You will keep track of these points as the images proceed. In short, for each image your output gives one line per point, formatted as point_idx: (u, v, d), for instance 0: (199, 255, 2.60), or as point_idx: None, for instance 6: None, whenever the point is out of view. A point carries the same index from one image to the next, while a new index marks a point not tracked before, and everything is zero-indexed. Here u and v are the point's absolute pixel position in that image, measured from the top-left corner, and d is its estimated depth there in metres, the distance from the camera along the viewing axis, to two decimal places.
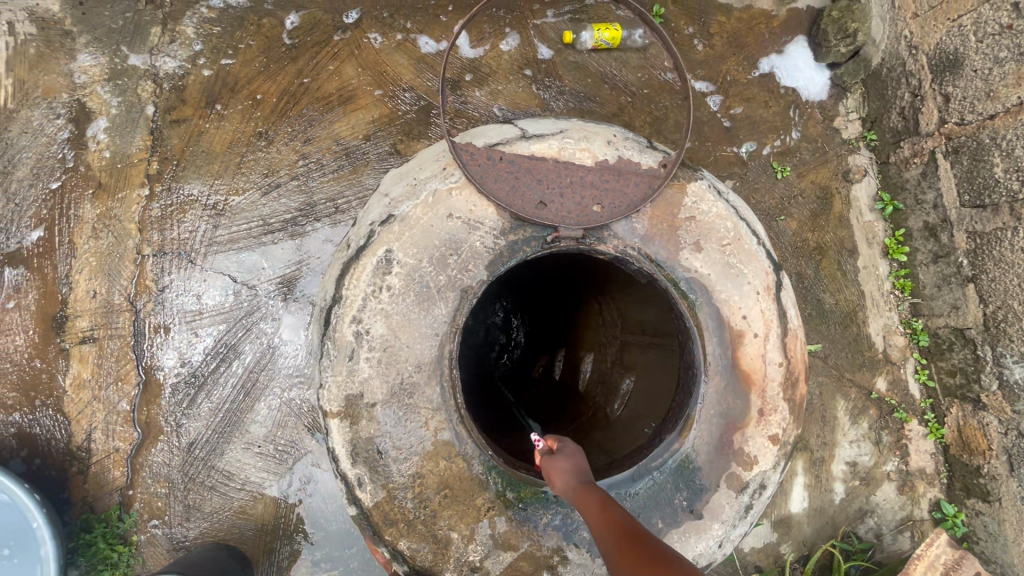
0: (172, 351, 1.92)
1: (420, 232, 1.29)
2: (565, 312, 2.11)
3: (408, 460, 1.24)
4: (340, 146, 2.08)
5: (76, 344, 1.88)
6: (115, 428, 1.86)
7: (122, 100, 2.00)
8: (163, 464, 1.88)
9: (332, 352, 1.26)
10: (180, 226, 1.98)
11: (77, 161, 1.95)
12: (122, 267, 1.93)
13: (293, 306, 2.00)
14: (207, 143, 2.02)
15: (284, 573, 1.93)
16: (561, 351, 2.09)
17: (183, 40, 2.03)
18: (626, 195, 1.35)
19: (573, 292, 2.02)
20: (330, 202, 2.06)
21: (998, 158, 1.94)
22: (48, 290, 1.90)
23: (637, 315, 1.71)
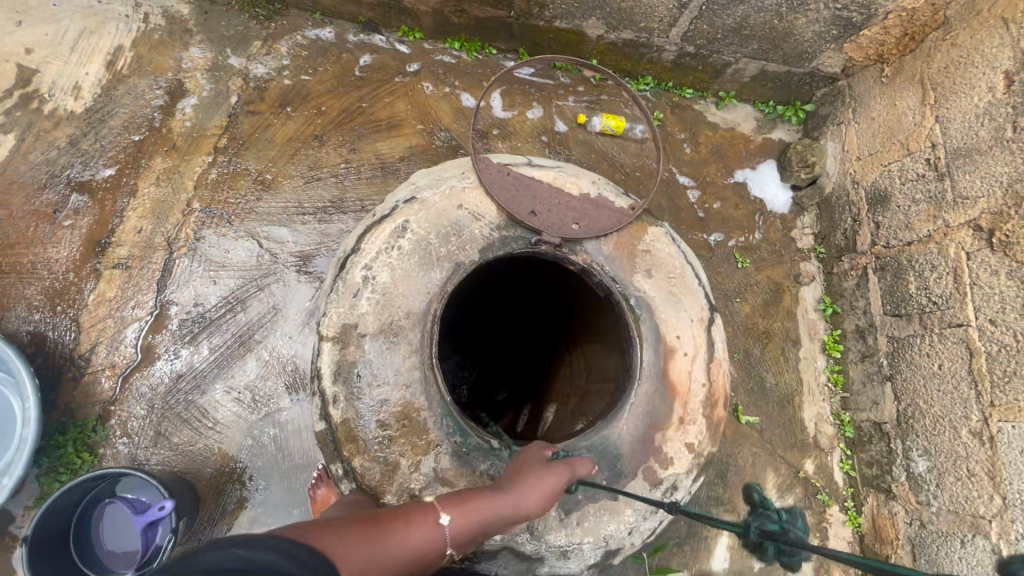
0: (189, 293, 2.18)
1: (434, 213, 1.63)
2: (529, 374, 2.23)
3: (378, 387, 1.47)
4: (379, 160, 2.49)
5: (109, 267, 2.15)
6: (119, 347, 2.08)
7: (213, 87, 2.42)
8: (150, 387, 2.06)
9: (341, 289, 1.54)
10: (229, 192, 2.32)
11: (161, 124, 2.34)
12: (171, 214, 2.25)
13: (305, 278, 2.28)
14: (271, 134, 2.42)
15: (228, 518, 2.02)
16: (527, 405, 2.12)
17: (275, 55, 2.51)
18: (599, 222, 1.70)
19: (549, 349, 2.18)
20: (359, 201, 2.42)
21: (912, 277, 2.32)
22: (102, 218, 2.20)
23: (591, 355, 1.89)
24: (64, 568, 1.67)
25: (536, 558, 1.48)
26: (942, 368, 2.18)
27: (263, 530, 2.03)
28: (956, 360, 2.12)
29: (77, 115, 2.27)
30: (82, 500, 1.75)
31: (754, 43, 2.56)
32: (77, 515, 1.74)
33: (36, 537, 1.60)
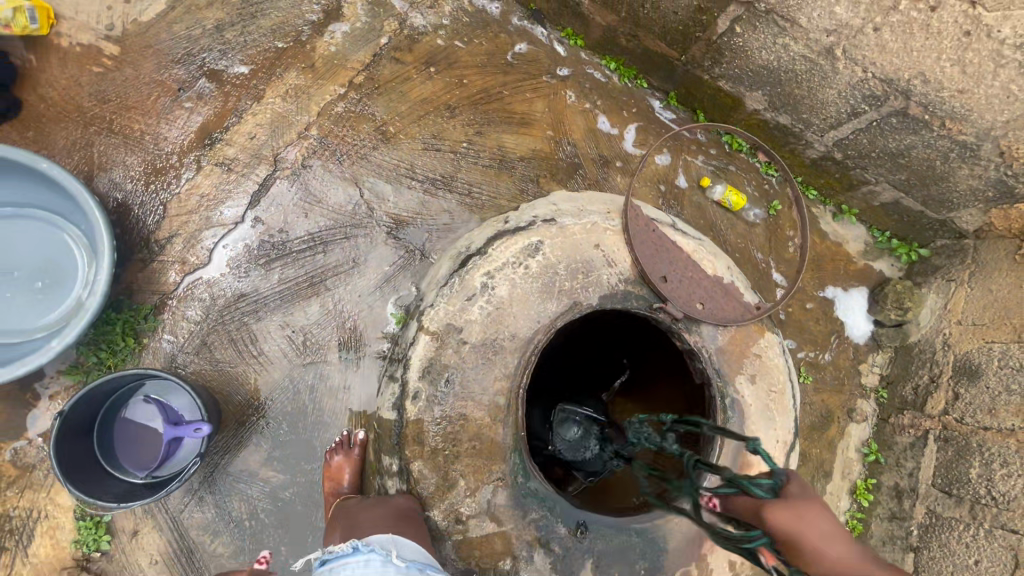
0: (277, 216, 2.11)
1: (570, 243, 1.55)
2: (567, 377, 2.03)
3: (463, 401, 1.41)
4: (500, 153, 2.42)
5: (212, 163, 2.08)
6: (196, 246, 2.01)
7: (369, 21, 2.34)
8: (211, 297, 2.00)
9: (456, 286, 1.48)
10: (349, 131, 2.24)
11: (308, 40, 2.27)
12: (287, 131, 2.17)
13: (392, 241, 2.22)
14: (407, 88, 2.35)
15: (238, 451, 1.95)
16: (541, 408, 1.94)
17: (437, 12, 2.43)
18: (722, 310, 1.63)
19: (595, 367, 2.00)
20: (468, 185, 2.35)
21: (976, 462, 2.25)
22: (221, 111, 2.12)
23: None
24: (83, 465, 1.58)
25: None
26: (977, 563, 2.14)
27: (268, 474, 1.96)
28: (997, 565, 2.07)
29: (231, 2, 2.20)
30: (110, 397, 1.67)
31: (905, 173, 2.45)
32: (105, 409, 1.66)
33: (67, 417, 1.52)
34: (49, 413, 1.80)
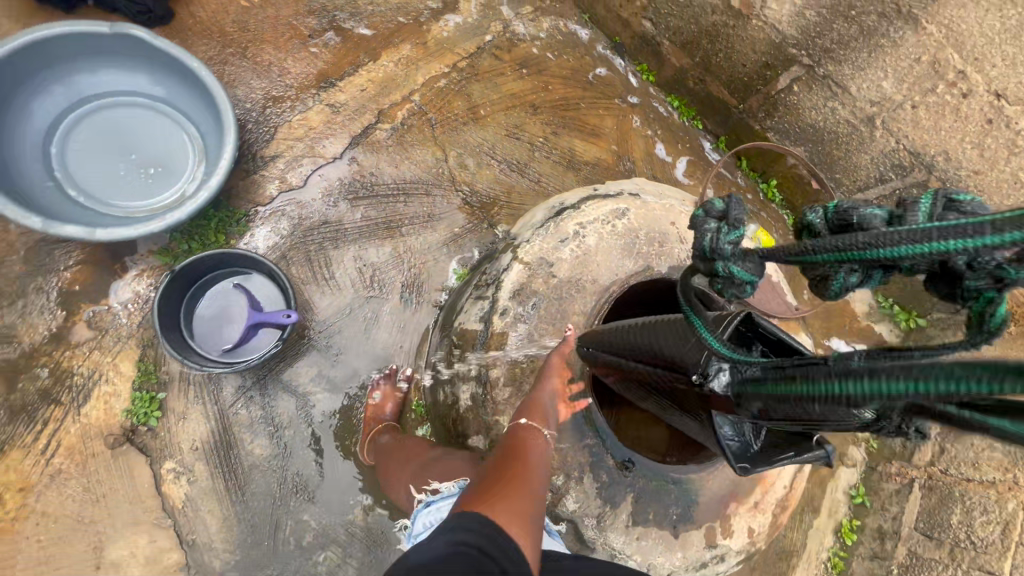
0: (370, 162, 2.30)
1: (651, 215, 1.76)
2: None
3: (544, 324, 1.59)
4: (569, 154, 2.67)
5: (324, 104, 2.29)
6: (295, 171, 2.19)
7: (480, 18, 2.63)
8: (299, 217, 2.16)
9: (551, 229, 1.69)
10: (446, 104, 2.48)
11: (426, 22, 2.52)
12: (393, 92, 2.40)
13: (465, 207, 2.41)
14: (501, 81, 2.62)
15: (291, 362, 2.03)
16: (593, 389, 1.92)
17: (538, 25, 2.75)
18: (767, 303, 1.84)
19: None
20: (538, 174, 2.58)
21: (959, 510, 2.41)
22: (340, 62, 2.35)
23: None
24: (175, 338, 1.72)
25: (591, 546, 1.55)
26: None
27: (314, 390, 2.04)
28: None
29: None
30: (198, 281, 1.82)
31: None
32: (191, 291, 1.81)
33: (179, 270, 1.68)
34: (133, 288, 1.89)
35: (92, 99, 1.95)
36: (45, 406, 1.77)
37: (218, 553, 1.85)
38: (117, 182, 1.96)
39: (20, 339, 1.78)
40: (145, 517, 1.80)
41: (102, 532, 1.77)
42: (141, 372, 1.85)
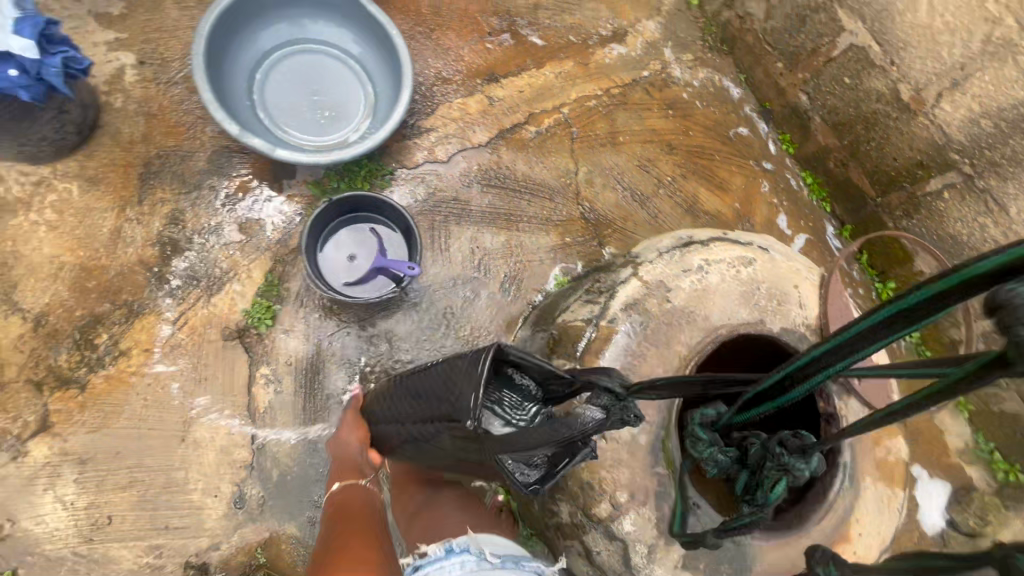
0: (508, 156, 2.43)
1: (776, 273, 1.76)
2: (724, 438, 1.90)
3: (646, 344, 1.61)
4: (689, 199, 2.69)
5: (484, 93, 2.44)
6: (442, 146, 2.34)
7: (642, 55, 2.75)
8: (433, 188, 2.32)
9: (675, 258, 1.72)
10: (590, 124, 2.59)
11: (592, 46, 2.67)
12: (546, 99, 2.53)
13: (582, 222, 2.49)
14: (646, 116, 2.71)
15: (390, 314, 2.15)
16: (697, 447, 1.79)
17: (694, 74, 2.83)
18: (874, 395, 1.75)
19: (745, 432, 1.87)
20: (658, 210, 2.62)
21: None
22: (508, 61, 2.51)
23: None
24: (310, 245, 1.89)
25: (636, 575, 1.50)
26: None
27: (403, 346, 2.14)
28: None
29: None
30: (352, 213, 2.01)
31: None
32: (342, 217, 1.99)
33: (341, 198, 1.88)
34: (282, 207, 2.09)
35: (306, 44, 2.21)
36: (183, 285, 1.95)
37: (281, 462, 1.95)
38: (296, 115, 2.18)
39: (183, 221, 1.99)
40: (232, 409, 1.94)
41: (193, 409, 1.90)
42: (267, 282, 2.03)
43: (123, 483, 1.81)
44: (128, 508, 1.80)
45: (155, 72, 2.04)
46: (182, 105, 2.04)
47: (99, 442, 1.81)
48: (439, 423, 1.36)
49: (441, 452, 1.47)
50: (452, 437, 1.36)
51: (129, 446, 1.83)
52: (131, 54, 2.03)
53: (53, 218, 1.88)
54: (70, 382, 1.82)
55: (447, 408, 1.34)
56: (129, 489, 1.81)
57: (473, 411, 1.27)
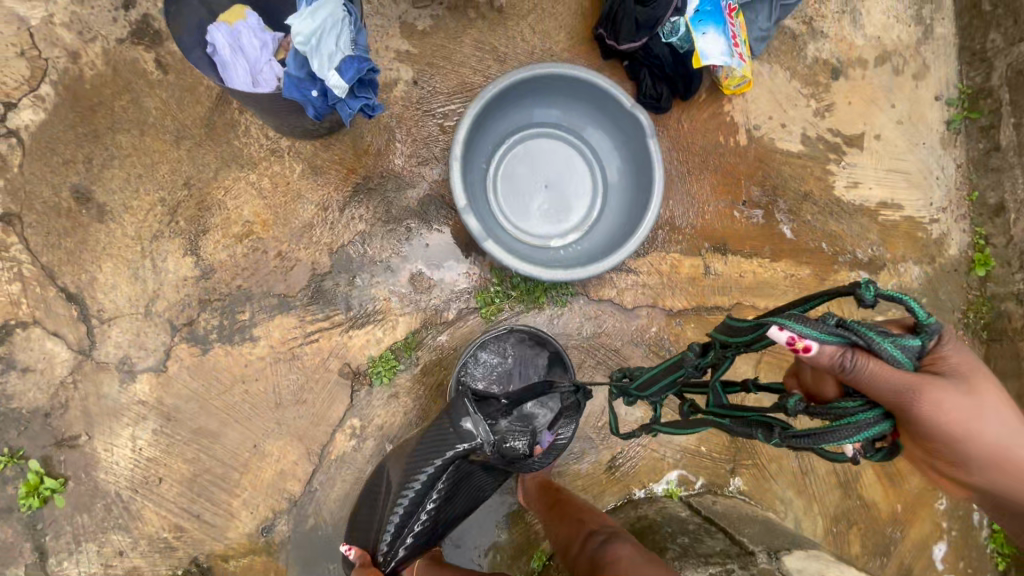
0: (691, 335, 2.16)
1: None
2: None
3: None
4: (851, 474, 2.28)
5: (703, 260, 2.19)
6: (633, 293, 2.13)
7: None
8: (600, 329, 2.10)
9: None
10: None
11: (842, 263, 2.31)
12: (762, 296, 2.23)
13: (725, 438, 2.19)
14: None
15: None
16: None
17: None
18: None
19: None
20: (811, 469, 2.25)
21: None
22: (746, 239, 2.23)
23: None
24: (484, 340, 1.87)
25: None
26: None
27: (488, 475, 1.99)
28: None
29: (832, 190, 2.32)
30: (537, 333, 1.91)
31: None
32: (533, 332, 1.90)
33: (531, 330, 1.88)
34: (457, 277, 1.99)
35: (580, 138, 2.04)
36: (334, 306, 1.90)
37: (321, 515, 1.86)
38: (516, 185, 2.04)
39: (368, 246, 1.94)
40: (310, 442, 1.87)
41: (279, 422, 1.86)
42: (405, 341, 1.93)
43: (188, 456, 1.81)
44: (178, 480, 1.80)
45: (422, 98, 2.00)
46: (427, 140, 2.00)
47: (190, 408, 1.82)
48: (448, 467, 1.52)
49: (459, 491, 1.67)
50: (467, 463, 1.59)
51: (210, 426, 1.82)
52: (411, 71, 2.00)
53: (267, 187, 1.89)
54: (198, 341, 1.83)
55: (450, 439, 1.53)
56: (190, 463, 1.81)
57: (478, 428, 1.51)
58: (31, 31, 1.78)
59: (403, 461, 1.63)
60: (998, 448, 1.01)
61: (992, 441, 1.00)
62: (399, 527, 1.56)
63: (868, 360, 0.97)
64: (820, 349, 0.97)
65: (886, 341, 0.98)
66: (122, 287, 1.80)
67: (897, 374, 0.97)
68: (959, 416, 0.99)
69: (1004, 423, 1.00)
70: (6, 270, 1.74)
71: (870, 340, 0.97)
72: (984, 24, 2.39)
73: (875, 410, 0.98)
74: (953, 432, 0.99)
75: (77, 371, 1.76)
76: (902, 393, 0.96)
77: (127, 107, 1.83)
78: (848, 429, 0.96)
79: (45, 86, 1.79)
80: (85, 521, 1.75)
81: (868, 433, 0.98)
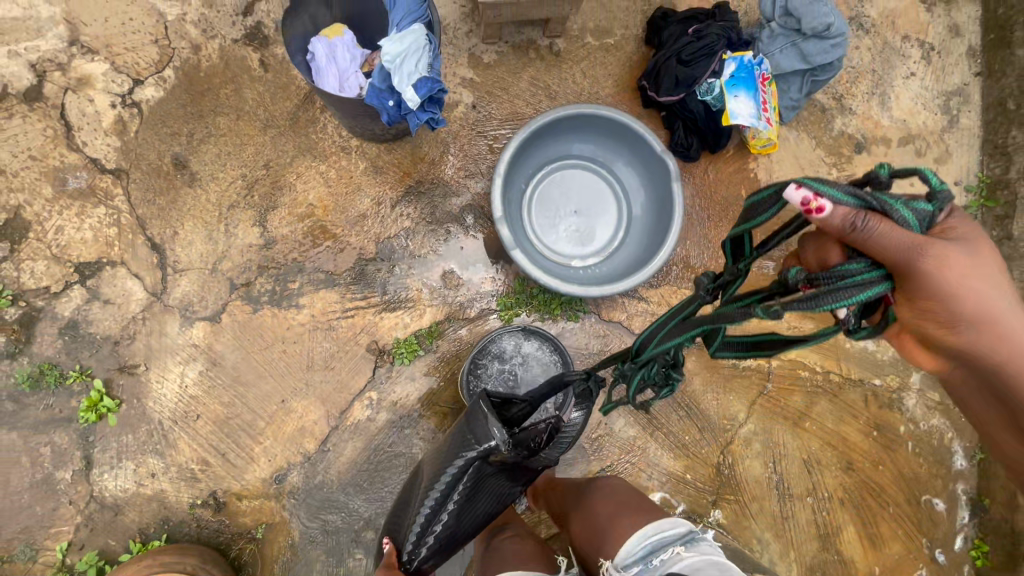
0: (691, 368, 2.31)
1: None
2: None
3: None
4: (831, 528, 2.35)
5: None
6: (642, 320, 2.30)
7: (888, 363, 2.45)
8: (606, 348, 2.27)
9: None
10: (788, 391, 2.37)
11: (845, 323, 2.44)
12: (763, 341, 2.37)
13: (710, 471, 2.29)
14: (848, 421, 2.41)
15: None
16: None
17: (929, 416, 2.45)
18: None
19: None
20: (792, 515, 2.32)
21: None
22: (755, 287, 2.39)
23: None
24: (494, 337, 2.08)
25: None
26: None
27: None
28: None
29: None
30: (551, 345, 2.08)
31: None
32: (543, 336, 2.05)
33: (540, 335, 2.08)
34: (483, 280, 2.21)
35: (612, 172, 2.26)
36: (373, 288, 2.14)
37: (329, 473, 2.06)
38: (547, 207, 2.27)
39: (410, 240, 2.18)
40: (330, 406, 2.09)
41: (307, 382, 2.09)
42: (428, 329, 2.14)
43: (225, 399, 2.04)
44: (212, 420, 2.03)
45: (478, 120, 2.28)
46: (476, 157, 2.26)
47: (234, 357, 2.06)
48: (469, 466, 1.58)
49: (484, 488, 1.68)
50: (489, 466, 1.62)
51: (248, 376, 2.06)
52: (471, 96, 2.28)
53: (333, 178, 2.18)
54: (252, 300, 2.10)
55: (470, 443, 1.59)
56: (224, 406, 2.04)
57: (494, 429, 1.53)
58: (166, 24, 2.14)
59: (438, 459, 1.72)
60: (988, 307, 1.02)
61: (981, 301, 1.02)
62: (425, 523, 1.63)
63: (880, 222, 1.00)
64: (835, 211, 1.01)
65: (898, 204, 1.03)
66: (198, 244, 2.09)
67: (907, 232, 1.00)
68: (960, 272, 1.01)
69: (994, 286, 1.03)
70: (107, 216, 2.05)
71: (883, 205, 1.02)
72: (1008, 120, 2.54)
73: (877, 271, 1.03)
74: (942, 284, 1.00)
75: (148, 309, 2.04)
76: (908, 247, 0.99)
77: (230, 95, 2.16)
78: (852, 290, 1.00)
79: (168, 70, 2.14)
80: (128, 441, 1.98)
81: (869, 295, 1.03)
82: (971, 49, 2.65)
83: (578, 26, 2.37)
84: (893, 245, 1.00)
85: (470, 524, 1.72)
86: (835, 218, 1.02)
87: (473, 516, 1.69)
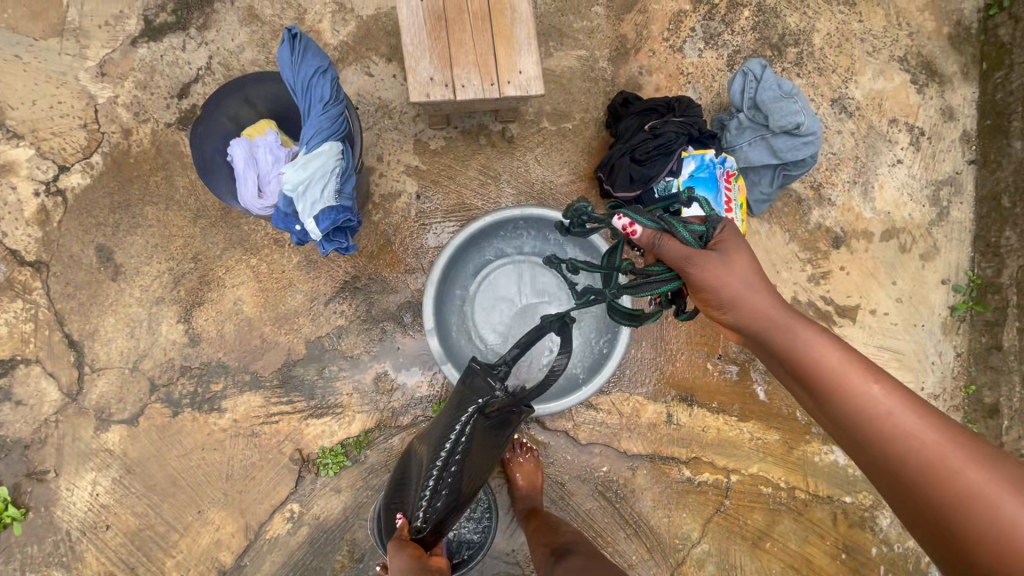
0: (641, 481, 2.17)
1: None
2: None
3: None
4: None
5: (666, 406, 2.20)
6: (589, 429, 2.16)
7: (860, 478, 2.27)
8: (549, 460, 2.15)
9: None
10: (746, 507, 2.21)
11: (813, 435, 2.26)
12: (721, 452, 2.21)
13: None
14: (813, 542, 2.23)
15: None
16: None
17: (902, 538, 2.27)
18: None
19: None
20: None
21: None
22: (716, 394, 2.23)
23: None
24: None
25: None
26: None
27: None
28: None
29: None
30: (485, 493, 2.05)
31: None
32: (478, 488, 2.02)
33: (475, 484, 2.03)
34: (419, 384, 2.07)
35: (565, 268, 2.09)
36: (300, 393, 2.03)
37: None
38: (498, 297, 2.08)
39: (342, 341, 2.06)
40: (249, 517, 1.97)
41: (226, 492, 1.97)
42: (357, 438, 2.03)
43: (138, 509, 1.94)
44: (122, 531, 1.93)
45: (422, 212, 2.15)
46: (418, 251, 2.13)
47: (150, 464, 1.96)
48: (473, 420, 1.58)
49: (477, 446, 1.66)
50: (485, 419, 1.61)
51: (163, 485, 1.95)
52: (415, 186, 2.15)
53: (263, 272, 2.06)
54: (171, 403, 1.98)
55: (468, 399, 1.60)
56: (136, 517, 1.93)
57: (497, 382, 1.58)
58: (96, 107, 2.04)
59: (432, 433, 1.67)
60: (750, 303, 1.25)
61: (747, 298, 1.25)
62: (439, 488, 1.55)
63: (669, 240, 1.27)
64: (643, 233, 1.27)
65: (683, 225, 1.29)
66: (118, 341, 1.99)
67: (685, 247, 1.26)
68: (725, 275, 1.26)
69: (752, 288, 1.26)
70: (24, 310, 1.96)
71: (672, 227, 1.28)
72: (1001, 218, 2.35)
73: (670, 276, 1.31)
74: (707, 280, 1.26)
75: (61, 412, 1.94)
76: (686, 257, 1.25)
77: (159, 183, 2.05)
78: (658, 284, 1.32)
79: (95, 156, 2.03)
80: (34, 552, 1.89)
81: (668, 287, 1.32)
82: (966, 134, 2.44)
83: (534, 109, 2.23)
84: (674, 258, 1.27)
85: (467, 485, 1.69)
86: (643, 238, 1.27)
87: (474, 476, 1.70)
